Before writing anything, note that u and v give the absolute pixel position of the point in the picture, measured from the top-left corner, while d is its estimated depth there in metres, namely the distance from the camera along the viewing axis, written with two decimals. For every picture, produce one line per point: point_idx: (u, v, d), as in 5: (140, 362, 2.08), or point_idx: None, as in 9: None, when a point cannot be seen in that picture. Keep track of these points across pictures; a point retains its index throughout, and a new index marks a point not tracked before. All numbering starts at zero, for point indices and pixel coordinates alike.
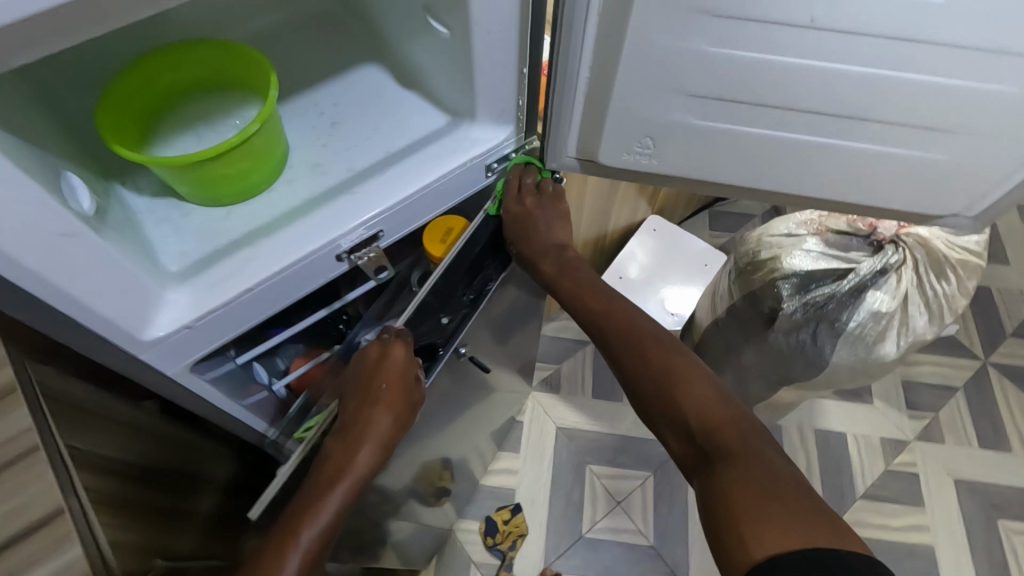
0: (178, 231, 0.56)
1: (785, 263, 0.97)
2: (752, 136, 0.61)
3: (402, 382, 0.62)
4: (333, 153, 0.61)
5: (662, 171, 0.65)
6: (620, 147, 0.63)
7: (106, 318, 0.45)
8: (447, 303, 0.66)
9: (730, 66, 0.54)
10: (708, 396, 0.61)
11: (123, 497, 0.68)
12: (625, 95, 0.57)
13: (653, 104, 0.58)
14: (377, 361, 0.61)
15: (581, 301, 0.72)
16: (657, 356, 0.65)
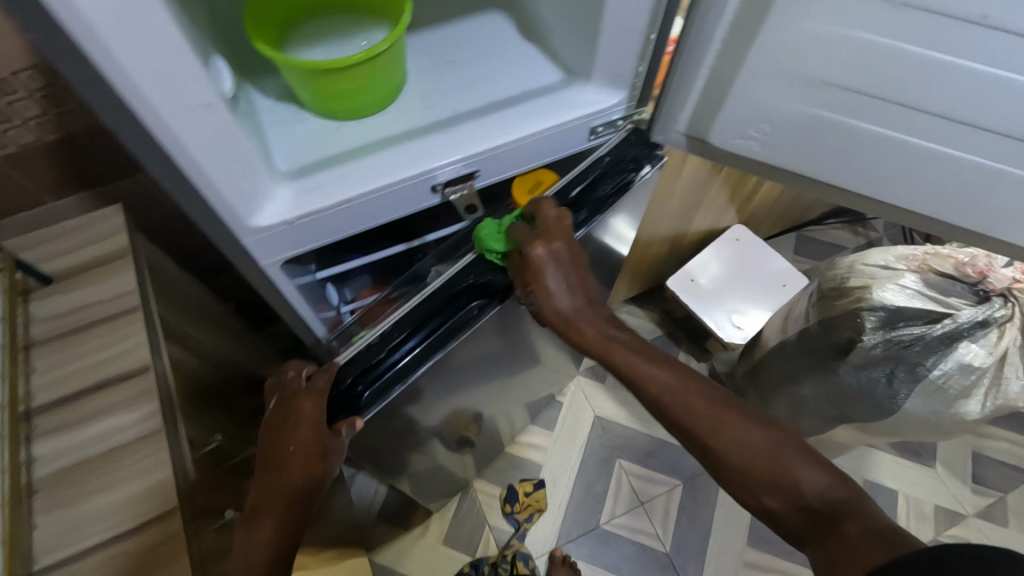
0: (293, 135, 0.59)
1: (875, 295, 0.91)
2: (882, 137, 0.57)
3: (314, 437, 0.58)
4: (446, 89, 0.62)
5: (774, 161, 0.63)
6: (735, 129, 0.60)
7: (222, 197, 0.48)
8: (518, 247, 0.67)
9: (876, 60, 0.50)
10: (803, 462, 0.57)
11: (194, 372, 0.74)
12: (754, 75, 0.55)
13: (779, 91, 0.56)
14: (283, 421, 0.59)
15: (627, 365, 0.65)
16: (733, 425, 0.60)
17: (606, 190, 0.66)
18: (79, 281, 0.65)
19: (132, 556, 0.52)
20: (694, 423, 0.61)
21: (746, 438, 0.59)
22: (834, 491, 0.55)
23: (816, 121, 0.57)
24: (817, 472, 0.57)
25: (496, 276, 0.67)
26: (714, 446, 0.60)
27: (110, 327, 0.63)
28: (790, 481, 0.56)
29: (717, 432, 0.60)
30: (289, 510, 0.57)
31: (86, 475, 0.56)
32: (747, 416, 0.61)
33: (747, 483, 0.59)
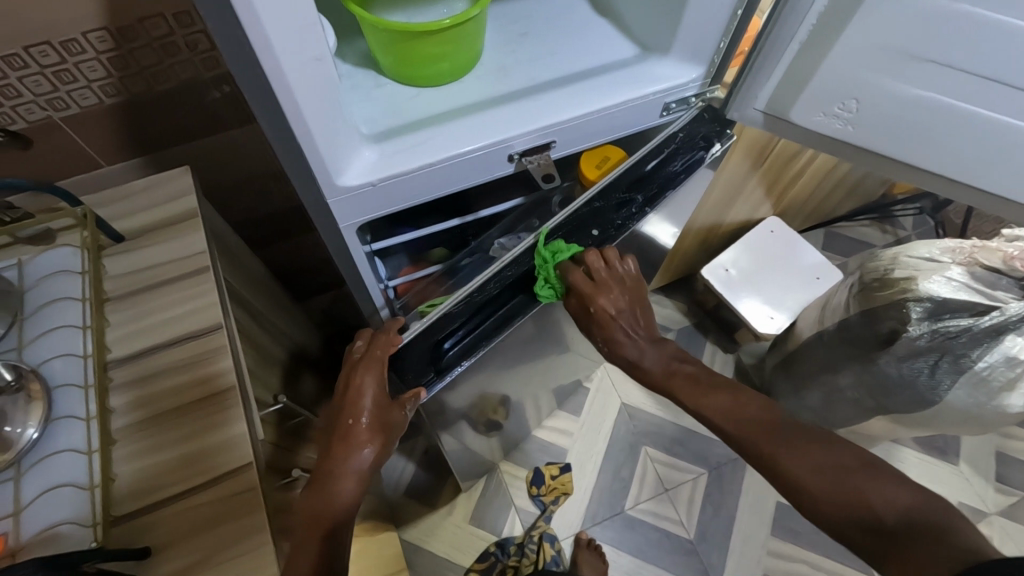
0: (372, 99, 0.59)
1: (921, 286, 0.91)
2: (972, 117, 0.55)
3: (378, 409, 0.58)
4: (522, 60, 0.62)
5: (853, 139, 0.63)
6: (818, 106, 0.61)
7: (317, 151, 0.49)
8: (599, 215, 0.65)
9: (973, 38, 0.50)
10: (876, 481, 0.54)
11: (251, 336, 0.75)
12: (843, 50, 0.55)
13: (870, 66, 0.55)
14: (344, 394, 0.59)
15: (695, 392, 0.66)
16: (796, 447, 0.58)
17: (675, 167, 0.66)
18: (150, 239, 0.66)
19: (215, 505, 0.53)
20: (759, 444, 0.60)
21: (811, 462, 0.56)
22: (917, 510, 0.51)
23: (905, 99, 0.56)
24: (895, 493, 0.52)
25: (579, 243, 0.64)
26: (783, 469, 0.57)
27: (181, 285, 0.63)
28: (865, 500, 0.52)
29: (781, 453, 0.58)
30: (358, 479, 0.57)
31: (160, 427, 0.56)
32: (812, 438, 0.59)
33: (822, 507, 0.54)
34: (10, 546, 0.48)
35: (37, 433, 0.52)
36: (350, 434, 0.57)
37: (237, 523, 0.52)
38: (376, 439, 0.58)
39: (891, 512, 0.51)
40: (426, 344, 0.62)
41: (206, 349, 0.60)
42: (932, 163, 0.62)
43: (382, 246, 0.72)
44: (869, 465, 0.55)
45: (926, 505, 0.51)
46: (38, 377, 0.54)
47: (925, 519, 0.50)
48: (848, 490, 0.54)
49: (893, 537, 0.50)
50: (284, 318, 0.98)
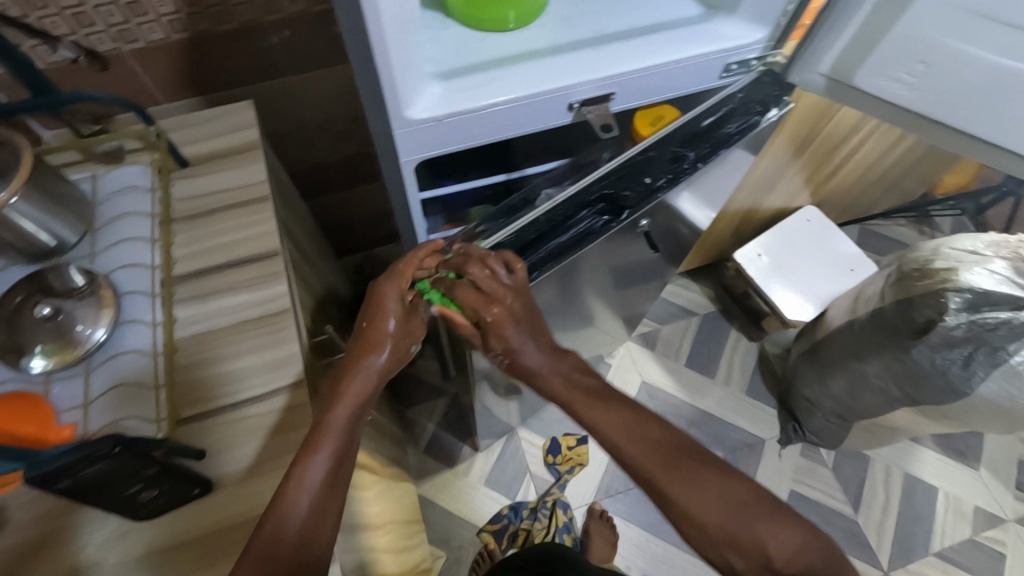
0: (439, 39, 0.60)
1: (962, 276, 0.91)
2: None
3: (396, 317, 0.60)
4: (586, 13, 0.63)
5: (913, 103, 0.64)
6: (881, 71, 0.62)
7: (392, 79, 0.50)
8: (652, 164, 0.65)
9: None
10: (771, 525, 0.52)
11: (300, 270, 0.78)
12: (919, 14, 0.54)
13: (947, 28, 0.54)
14: (369, 302, 0.61)
15: (588, 404, 0.60)
16: (689, 479, 0.54)
17: (731, 129, 0.67)
18: (213, 167, 0.68)
19: (267, 416, 0.56)
20: (653, 476, 0.55)
21: (709, 498, 0.53)
22: (809, 557, 0.51)
23: (978, 66, 0.56)
24: (785, 535, 0.52)
25: (628, 191, 0.65)
26: (684, 507, 0.53)
27: (242, 212, 0.66)
28: (760, 546, 0.51)
29: (682, 484, 0.54)
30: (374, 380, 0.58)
31: (216, 341, 0.59)
32: (711, 468, 0.55)
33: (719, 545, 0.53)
34: (79, 433, 0.52)
35: (106, 333, 0.55)
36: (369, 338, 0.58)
37: (289, 435, 0.56)
38: (394, 344, 0.60)
39: (785, 558, 0.51)
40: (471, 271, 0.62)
41: (264, 274, 0.63)
42: (987, 133, 0.63)
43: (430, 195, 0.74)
44: (761, 502, 0.54)
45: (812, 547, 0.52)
46: (107, 282, 0.56)
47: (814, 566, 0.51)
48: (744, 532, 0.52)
49: None
50: (325, 262, 1.01)
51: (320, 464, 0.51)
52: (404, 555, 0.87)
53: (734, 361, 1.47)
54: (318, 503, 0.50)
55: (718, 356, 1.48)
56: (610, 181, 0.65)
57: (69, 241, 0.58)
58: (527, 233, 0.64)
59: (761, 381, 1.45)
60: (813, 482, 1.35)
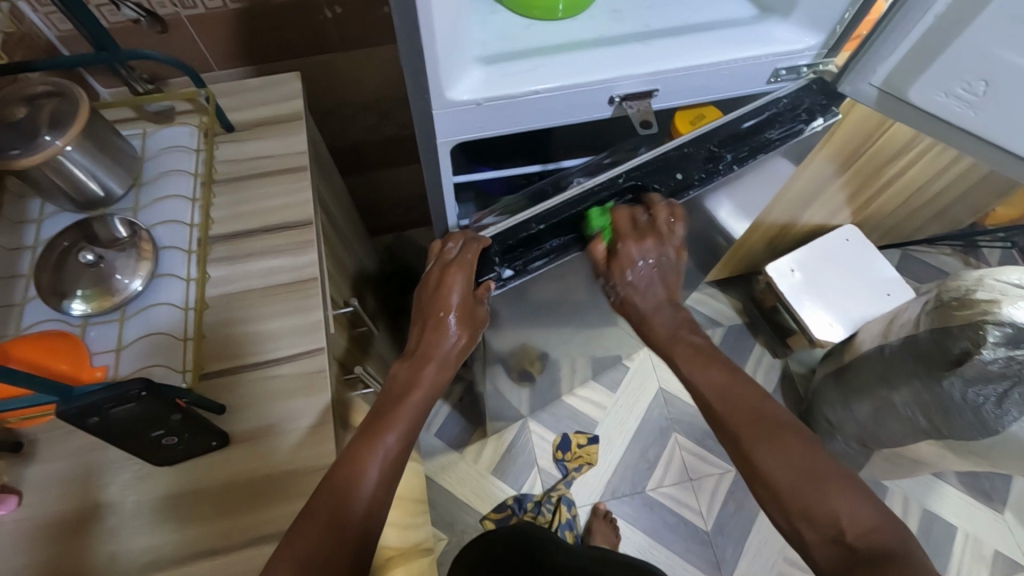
0: (487, 25, 0.61)
1: (1004, 309, 0.87)
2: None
3: (463, 306, 0.63)
4: (637, 7, 0.63)
5: (975, 124, 0.59)
6: (939, 86, 0.57)
7: (436, 59, 0.51)
8: (687, 160, 0.64)
9: None
10: (845, 495, 0.53)
11: (332, 241, 0.80)
12: (984, 23, 0.50)
13: (1011, 44, 0.50)
14: (436, 289, 0.62)
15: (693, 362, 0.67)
16: (774, 446, 0.57)
17: (772, 134, 0.66)
18: (257, 134, 0.70)
19: (288, 378, 0.58)
20: (735, 432, 0.60)
21: (788, 460, 0.56)
22: (880, 532, 0.51)
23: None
24: (862, 512, 0.52)
25: (660, 184, 0.64)
26: (758, 462, 0.58)
27: (281, 180, 0.68)
28: (833, 515, 0.53)
29: (760, 446, 0.58)
30: (444, 361, 0.64)
31: (245, 302, 0.61)
32: (796, 440, 0.57)
33: (789, 507, 0.55)
34: (109, 376, 0.54)
35: (143, 284, 0.57)
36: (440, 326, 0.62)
37: (310, 398, 0.57)
38: (463, 330, 0.64)
39: (854, 529, 0.52)
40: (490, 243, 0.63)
41: (296, 241, 0.64)
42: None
43: (463, 179, 0.74)
44: (847, 480, 0.54)
45: (888, 527, 0.52)
46: (148, 236, 0.58)
47: (886, 542, 0.51)
48: (817, 500, 0.54)
49: (849, 551, 0.51)
50: (356, 239, 1.03)
51: (394, 442, 0.57)
52: (407, 531, 0.89)
53: (755, 376, 1.45)
54: (390, 472, 0.55)
55: (740, 370, 1.45)
56: (641, 174, 0.64)
57: (115, 193, 0.61)
58: (555, 215, 0.63)
59: (782, 399, 1.42)
60: None
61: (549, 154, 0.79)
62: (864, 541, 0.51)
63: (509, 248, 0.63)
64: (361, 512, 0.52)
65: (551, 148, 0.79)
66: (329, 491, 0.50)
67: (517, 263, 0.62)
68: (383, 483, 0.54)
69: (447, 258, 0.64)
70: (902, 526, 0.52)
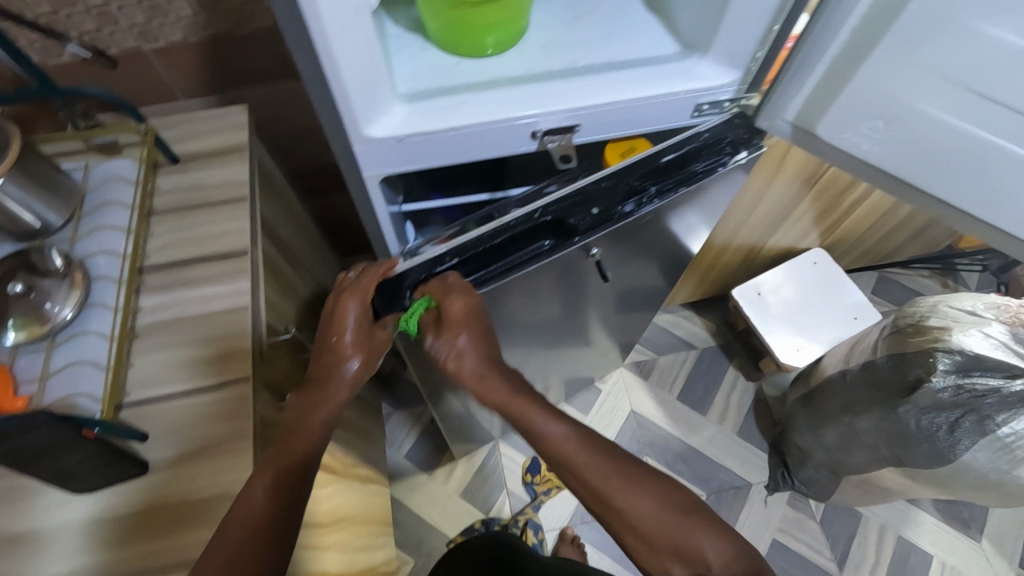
0: (415, 60, 0.63)
1: (954, 337, 0.87)
2: (1015, 157, 0.55)
3: (358, 328, 0.61)
4: (564, 43, 0.64)
5: (880, 160, 0.64)
6: (847, 123, 0.62)
7: (348, 99, 0.52)
8: (603, 196, 0.65)
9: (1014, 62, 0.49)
10: (704, 529, 0.56)
11: (280, 267, 0.81)
12: (879, 64, 0.54)
13: (903, 84, 0.55)
14: (331, 315, 0.62)
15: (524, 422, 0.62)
16: (628, 495, 0.57)
17: (697, 167, 0.66)
18: (202, 164, 0.72)
19: (215, 407, 0.59)
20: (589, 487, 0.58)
21: (644, 509, 0.56)
22: (738, 560, 0.54)
23: (943, 127, 0.57)
24: (723, 545, 0.55)
25: (577, 219, 0.65)
26: (617, 513, 0.57)
27: (223, 209, 0.69)
28: (693, 553, 0.54)
29: (618, 498, 0.57)
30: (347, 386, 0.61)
31: (176, 331, 0.62)
32: (644, 487, 0.57)
33: (660, 555, 0.55)
34: (32, 406, 0.55)
35: (72, 314, 0.59)
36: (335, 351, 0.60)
37: (234, 424, 0.58)
38: (362, 352, 0.61)
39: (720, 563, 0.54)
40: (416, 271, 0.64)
41: (233, 270, 0.66)
42: (955, 192, 0.62)
43: (411, 208, 0.78)
44: (700, 512, 0.57)
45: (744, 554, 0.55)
46: (81, 266, 0.60)
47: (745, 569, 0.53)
48: (678, 539, 0.55)
49: None
50: (316, 263, 1.04)
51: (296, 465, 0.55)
52: (356, 555, 0.88)
53: (729, 399, 1.44)
54: (291, 497, 0.53)
55: (714, 393, 1.44)
56: (560, 208, 0.65)
57: (52, 224, 0.62)
58: (470, 249, 0.64)
59: (756, 423, 1.41)
60: (799, 533, 1.30)
61: (503, 182, 0.81)
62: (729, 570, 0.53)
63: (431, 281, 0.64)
64: (265, 534, 0.50)
65: (506, 176, 0.81)
66: (233, 519, 0.50)
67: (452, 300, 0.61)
68: (279, 506, 0.52)
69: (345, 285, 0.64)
70: (750, 545, 0.56)
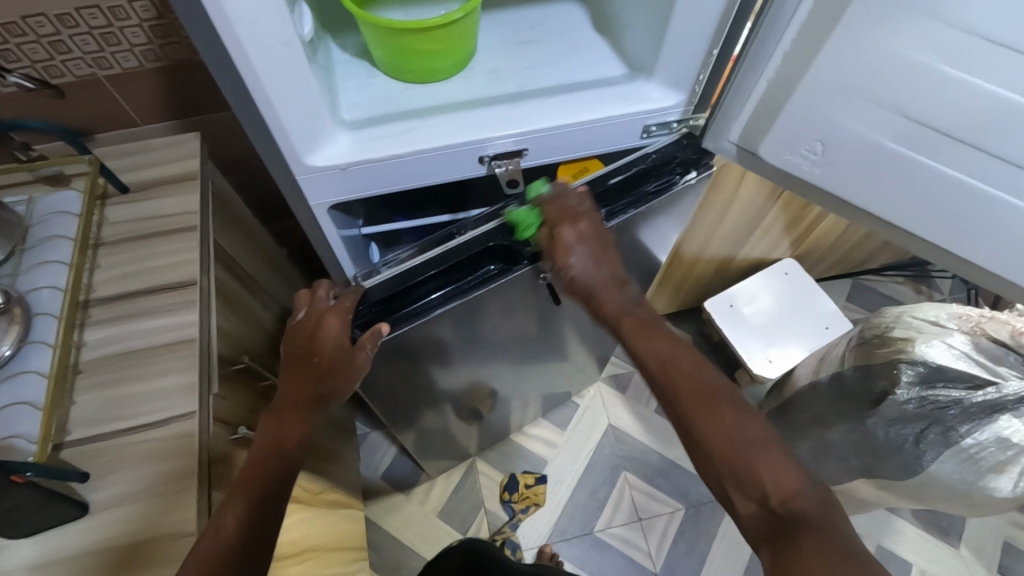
0: (361, 87, 0.62)
1: (917, 349, 0.87)
2: (946, 179, 0.57)
3: (334, 351, 0.60)
4: (512, 67, 0.64)
5: (819, 182, 0.64)
6: (786, 145, 0.62)
7: (284, 129, 0.52)
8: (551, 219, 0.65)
9: (932, 84, 0.52)
10: (769, 458, 0.53)
11: (238, 295, 0.79)
12: (812, 88, 0.56)
13: (836, 107, 0.57)
14: (306, 336, 0.60)
15: (634, 324, 0.62)
16: (706, 413, 0.56)
17: (650, 188, 0.65)
18: (152, 193, 0.71)
19: (159, 443, 0.57)
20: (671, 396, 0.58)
21: (720, 425, 0.55)
22: (806, 499, 0.50)
23: (875, 148, 0.58)
24: (791, 478, 0.52)
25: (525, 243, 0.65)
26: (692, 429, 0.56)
27: (173, 238, 0.68)
28: (756, 477, 0.52)
29: (696, 413, 0.56)
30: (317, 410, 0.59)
31: (123, 366, 0.60)
32: (728, 406, 0.56)
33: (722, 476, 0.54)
34: None
35: (10, 352, 0.57)
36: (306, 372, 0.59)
37: (175, 461, 0.57)
38: (336, 375, 0.60)
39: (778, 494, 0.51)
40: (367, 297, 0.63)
41: (182, 301, 0.64)
42: (900, 216, 0.63)
43: (371, 230, 0.77)
44: (776, 443, 0.54)
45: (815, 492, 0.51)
46: (22, 301, 0.59)
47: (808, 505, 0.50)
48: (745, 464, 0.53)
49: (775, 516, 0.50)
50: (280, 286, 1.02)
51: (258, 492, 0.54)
52: None
53: None
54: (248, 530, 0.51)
55: None
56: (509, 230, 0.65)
57: None
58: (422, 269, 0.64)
59: None
60: None
61: (466, 203, 0.80)
62: (788, 504, 0.50)
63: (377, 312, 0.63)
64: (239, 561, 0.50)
65: (469, 198, 0.81)
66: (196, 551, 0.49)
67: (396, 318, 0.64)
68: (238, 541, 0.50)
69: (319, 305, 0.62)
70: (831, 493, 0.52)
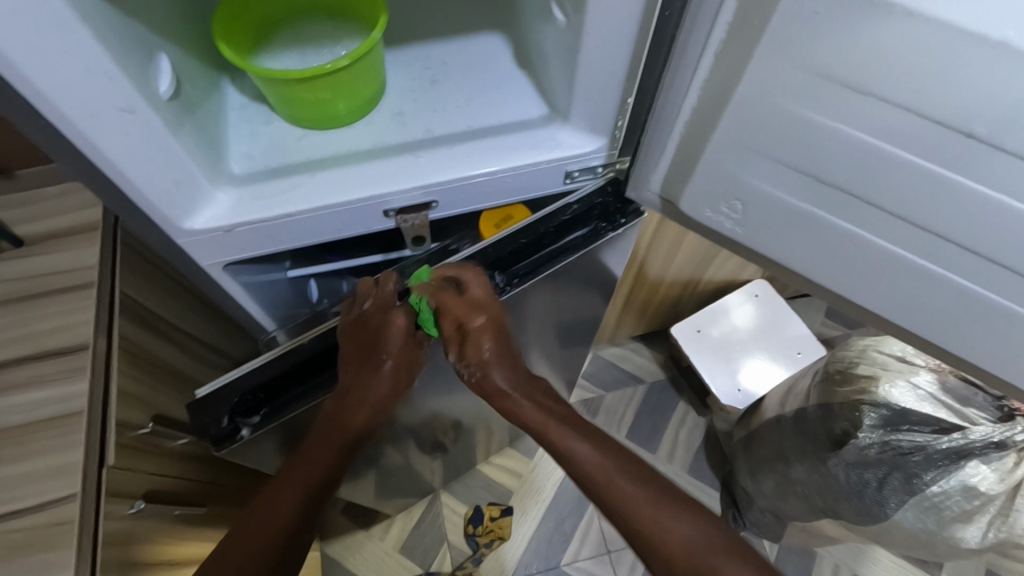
0: (255, 135, 0.57)
1: (882, 389, 0.83)
2: (878, 248, 0.51)
3: (404, 347, 0.60)
4: (421, 109, 0.58)
5: (744, 241, 0.58)
6: (706, 202, 0.56)
7: (145, 193, 0.47)
8: None
9: (850, 153, 0.46)
10: (718, 547, 0.59)
11: (153, 352, 0.73)
12: (723, 147, 0.51)
13: (750, 167, 0.51)
14: (377, 329, 0.58)
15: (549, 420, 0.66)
16: (646, 504, 0.61)
17: (577, 235, 0.64)
18: (48, 247, 0.66)
19: (36, 530, 0.53)
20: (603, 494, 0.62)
21: (661, 512, 0.61)
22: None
23: (796, 213, 0.52)
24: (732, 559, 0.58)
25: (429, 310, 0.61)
26: (626, 518, 0.61)
27: (69, 296, 0.63)
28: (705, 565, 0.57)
29: (632, 509, 0.61)
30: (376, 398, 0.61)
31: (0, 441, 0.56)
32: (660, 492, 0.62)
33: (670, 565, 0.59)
34: None
35: None
36: (377, 366, 0.59)
37: (48, 554, 0.52)
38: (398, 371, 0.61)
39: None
40: (234, 393, 0.57)
41: (70, 368, 0.60)
42: (839, 285, 0.56)
43: (300, 274, 0.70)
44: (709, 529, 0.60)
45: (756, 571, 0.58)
46: None
47: None
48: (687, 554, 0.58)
49: None
50: (226, 340, 0.93)
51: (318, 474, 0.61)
52: None
53: (679, 437, 1.37)
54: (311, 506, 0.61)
55: (662, 431, 1.36)
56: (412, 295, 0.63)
57: None
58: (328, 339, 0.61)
59: (706, 461, 1.35)
60: None
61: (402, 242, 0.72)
62: None
63: (254, 402, 0.59)
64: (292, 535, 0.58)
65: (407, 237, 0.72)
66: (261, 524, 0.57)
67: (274, 404, 0.59)
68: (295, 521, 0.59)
69: (387, 293, 0.59)
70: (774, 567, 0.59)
